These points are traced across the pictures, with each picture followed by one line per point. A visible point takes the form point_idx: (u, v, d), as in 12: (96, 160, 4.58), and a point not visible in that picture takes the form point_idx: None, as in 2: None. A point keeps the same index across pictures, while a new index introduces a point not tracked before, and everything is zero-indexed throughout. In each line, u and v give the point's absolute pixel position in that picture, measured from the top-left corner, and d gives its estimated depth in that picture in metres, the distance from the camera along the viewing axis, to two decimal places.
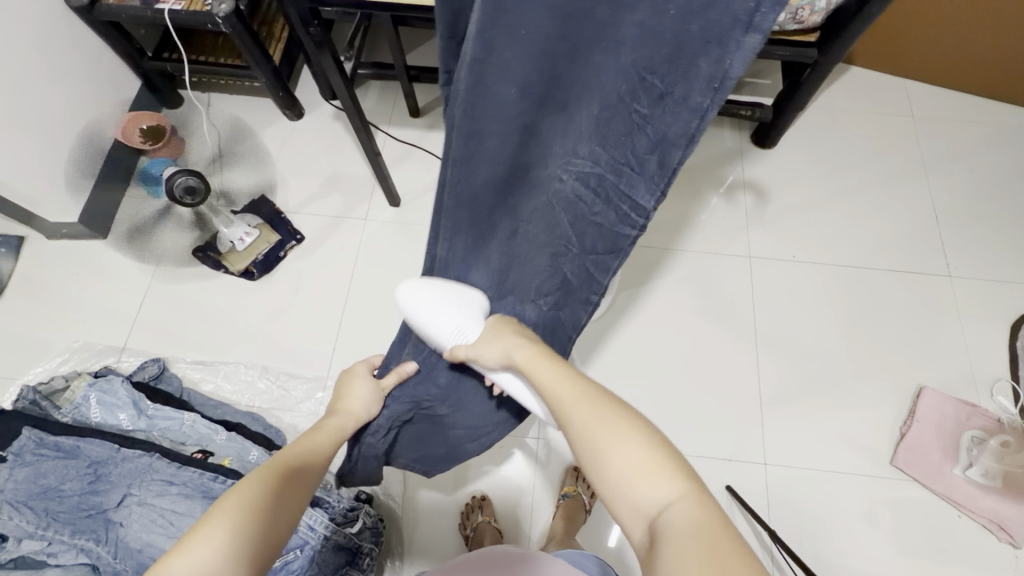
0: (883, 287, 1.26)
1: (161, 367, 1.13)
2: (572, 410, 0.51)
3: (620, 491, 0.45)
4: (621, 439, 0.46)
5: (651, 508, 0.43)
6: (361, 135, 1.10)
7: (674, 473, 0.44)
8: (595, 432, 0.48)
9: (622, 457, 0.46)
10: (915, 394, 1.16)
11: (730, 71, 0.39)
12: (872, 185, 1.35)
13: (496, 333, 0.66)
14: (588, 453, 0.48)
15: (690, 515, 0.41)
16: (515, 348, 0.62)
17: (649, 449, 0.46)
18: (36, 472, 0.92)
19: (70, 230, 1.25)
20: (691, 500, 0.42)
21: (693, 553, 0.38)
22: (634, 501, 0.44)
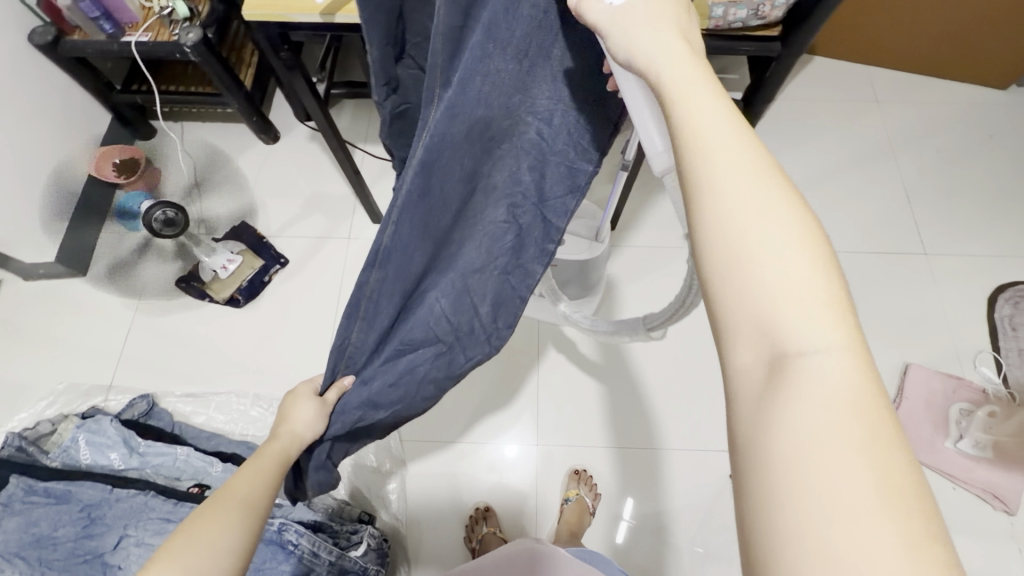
0: (863, 269, 1.29)
1: (150, 403, 1.11)
2: (718, 151, 0.30)
3: (751, 312, 0.28)
4: (773, 217, 0.28)
5: (793, 343, 0.27)
6: (339, 155, 1.10)
7: (843, 313, 0.28)
8: (729, 193, 0.29)
9: (774, 264, 0.28)
10: (902, 372, 1.19)
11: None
12: (844, 170, 1.39)
13: (654, 10, 0.34)
14: (721, 223, 0.29)
15: (850, 379, 0.26)
16: (661, 46, 0.33)
17: (807, 253, 0.28)
18: (28, 521, 0.89)
19: (49, 270, 1.21)
20: (851, 358, 0.27)
21: (847, 437, 0.25)
22: (767, 330, 0.27)
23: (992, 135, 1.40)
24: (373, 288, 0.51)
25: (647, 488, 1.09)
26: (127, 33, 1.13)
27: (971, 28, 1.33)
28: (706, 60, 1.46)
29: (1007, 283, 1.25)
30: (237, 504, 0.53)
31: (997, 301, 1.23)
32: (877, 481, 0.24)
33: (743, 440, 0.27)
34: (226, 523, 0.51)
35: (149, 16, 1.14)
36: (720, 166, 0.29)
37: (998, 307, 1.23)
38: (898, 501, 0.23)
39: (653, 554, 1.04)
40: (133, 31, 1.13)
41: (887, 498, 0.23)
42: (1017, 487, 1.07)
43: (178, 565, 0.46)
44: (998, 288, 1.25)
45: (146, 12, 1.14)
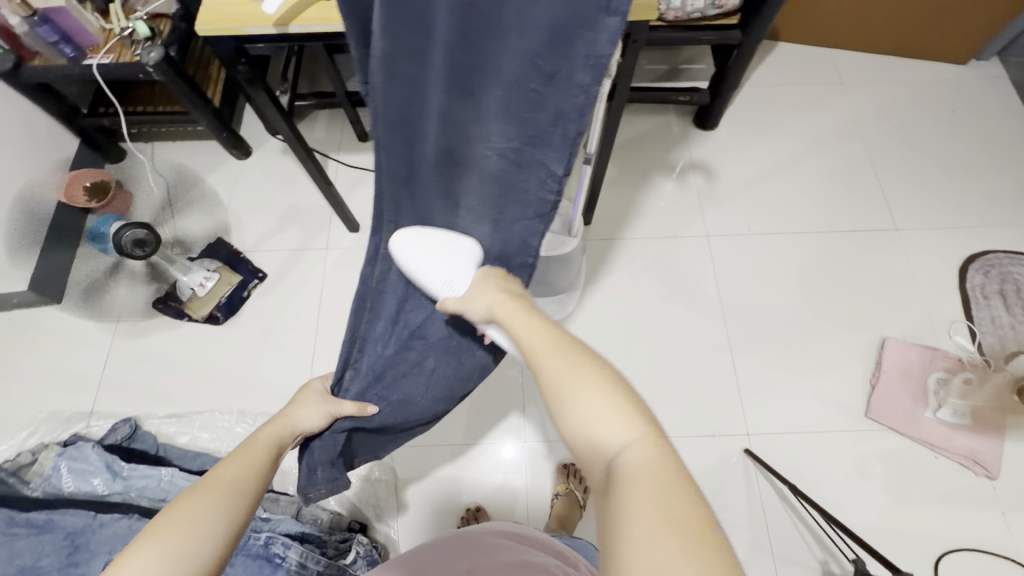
0: (836, 247, 1.30)
1: (133, 426, 1.10)
2: (537, 344, 0.53)
3: (588, 445, 0.44)
4: (590, 389, 0.46)
5: (611, 452, 0.43)
6: (308, 166, 1.09)
7: (638, 423, 0.43)
8: (559, 377, 0.48)
9: (586, 404, 0.45)
10: (879, 347, 1.20)
11: (601, 52, 0.44)
12: (813, 152, 1.41)
13: (481, 284, 0.63)
14: (563, 394, 0.47)
15: (646, 460, 0.41)
16: (495, 299, 0.61)
17: (613, 396, 0.45)
18: (11, 552, 0.88)
19: (21, 299, 1.20)
20: (646, 440, 0.42)
21: (646, 487, 0.38)
22: (592, 442, 0.44)
23: (954, 110, 1.43)
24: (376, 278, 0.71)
25: None
26: (89, 56, 1.13)
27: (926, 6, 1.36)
28: (672, 52, 1.47)
29: (976, 253, 1.27)
30: (224, 487, 0.54)
31: (967, 271, 1.26)
32: (662, 516, 0.36)
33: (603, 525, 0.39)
34: (215, 504, 0.52)
35: (111, 37, 1.13)
36: (552, 358, 0.51)
37: (969, 277, 1.25)
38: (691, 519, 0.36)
39: None
40: (95, 54, 1.12)
41: (672, 527, 0.35)
42: (995, 451, 1.09)
43: (169, 536, 0.48)
44: (968, 258, 1.27)
45: (107, 34, 1.13)
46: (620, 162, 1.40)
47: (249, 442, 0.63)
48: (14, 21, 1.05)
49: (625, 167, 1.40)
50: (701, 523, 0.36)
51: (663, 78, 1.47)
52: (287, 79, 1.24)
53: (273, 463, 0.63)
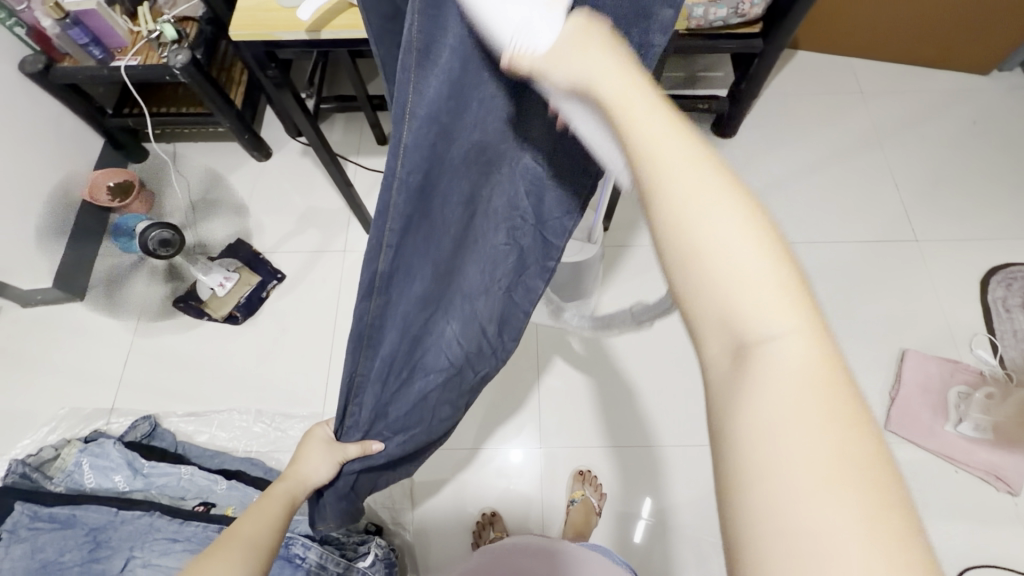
0: (855, 257, 1.30)
1: (152, 424, 1.10)
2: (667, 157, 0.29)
3: (712, 305, 0.28)
4: (731, 226, 0.28)
5: (751, 330, 0.27)
6: (331, 169, 1.11)
7: (794, 299, 0.27)
8: (676, 180, 0.29)
9: (716, 234, 0.28)
10: (899, 358, 1.19)
11: (653, 42, 0.42)
12: (832, 162, 1.40)
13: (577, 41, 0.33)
14: (671, 203, 0.29)
15: (806, 360, 0.26)
16: (603, 68, 0.31)
17: (764, 248, 0.28)
18: (34, 546, 0.89)
19: (45, 296, 1.22)
20: (807, 336, 0.27)
21: (806, 408, 0.25)
22: (725, 318, 0.28)
23: (976, 121, 1.42)
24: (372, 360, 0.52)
25: (651, 484, 1.09)
26: (117, 58, 1.14)
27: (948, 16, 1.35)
28: (691, 59, 1.47)
29: (998, 266, 1.26)
30: (247, 541, 0.58)
31: (989, 284, 1.24)
32: (828, 457, 0.24)
33: (714, 414, 0.28)
34: (233, 562, 0.55)
35: (139, 40, 1.15)
36: (667, 163, 0.29)
37: (990, 289, 1.24)
38: (848, 428, 0.25)
39: (661, 552, 1.04)
40: (123, 56, 1.14)
41: (839, 465, 0.23)
42: (1017, 467, 1.08)
43: None
44: (990, 271, 1.26)
45: (135, 36, 1.15)
46: None
47: (268, 498, 0.67)
48: (47, 23, 1.07)
49: None
50: (881, 470, 0.24)
51: (681, 85, 1.47)
52: (310, 82, 1.25)
53: (287, 521, 0.67)
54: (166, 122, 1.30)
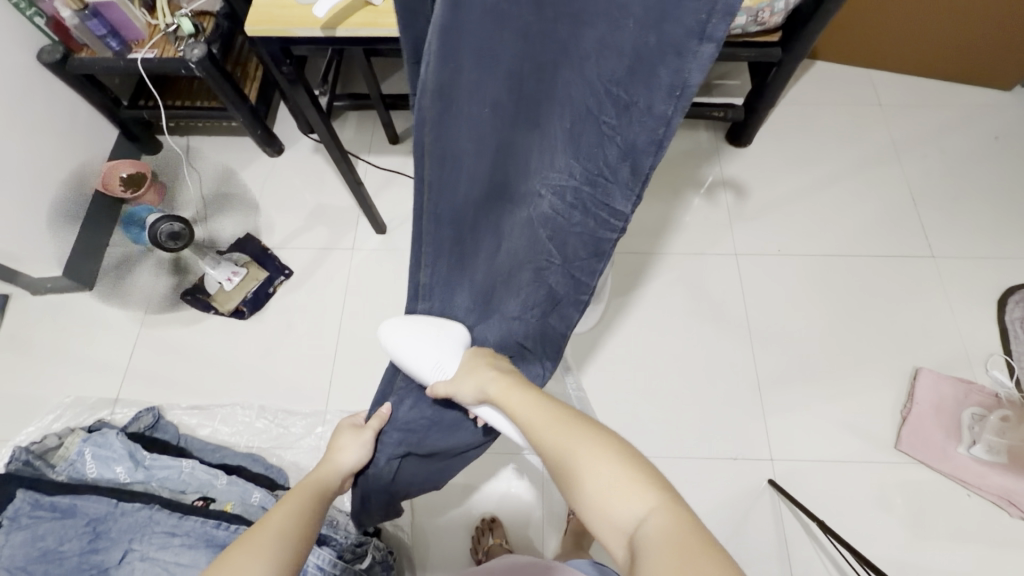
0: (870, 272, 1.28)
1: (156, 416, 1.11)
2: (544, 428, 0.56)
3: (600, 520, 0.47)
4: (594, 460, 0.49)
5: (627, 521, 0.45)
6: (342, 166, 1.10)
7: (642, 488, 0.46)
8: (566, 448, 0.52)
9: (584, 468, 0.49)
10: (911, 377, 1.17)
11: (689, 81, 0.40)
12: (847, 174, 1.38)
13: (471, 366, 0.67)
14: (570, 472, 0.50)
15: (663, 526, 0.42)
16: (483, 377, 0.65)
17: (618, 469, 0.48)
18: (34, 534, 0.90)
19: (55, 284, 1.23)
20: (663, 509, 0.44)
21: (666, 557, 0.39)
22: (608, 516, 0.46)
23: (997, 136, 1.39)
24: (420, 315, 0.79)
25: None
26: (133, 50, 1.15)
27: (971, 29, 1.33)
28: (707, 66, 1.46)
29: (1017, 285, 1.24)
30: (275, 535, 0.56)
31: (1007, 303, 1.22)
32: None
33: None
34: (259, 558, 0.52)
35: (156, 33, 1.15)
36: (563, 440, 0.53)
37: (1008, 309, 1.21)
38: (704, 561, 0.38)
39: None
40: (140, 48, 1.15)
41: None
42: None
43: None
44: (1008, 290, 1.23)
45: (152, 30, 1.15)
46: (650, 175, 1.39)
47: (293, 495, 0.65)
48: (67, 14, 1.07)
49: (655, 181, 1.38)
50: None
51: (696, 92, 1.45)
52: (325, 79, 1.25)
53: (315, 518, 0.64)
54: (179, 115, 1.30)
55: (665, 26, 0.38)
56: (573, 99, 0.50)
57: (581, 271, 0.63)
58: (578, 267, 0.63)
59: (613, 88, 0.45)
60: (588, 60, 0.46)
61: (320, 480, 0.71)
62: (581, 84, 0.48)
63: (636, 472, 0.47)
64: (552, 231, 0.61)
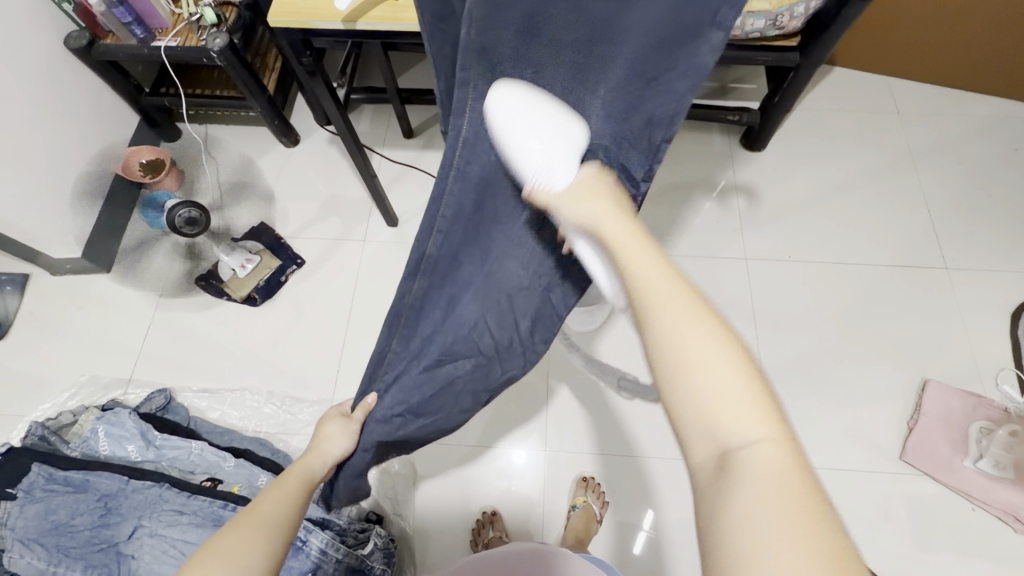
0: (881, 281, 1.27)
1: (167, 397, 1.13)
2: (649, 281, 0.40)
3: (698, 420, 0.35)
4: (711, 347, 0.37)
5: (728, 440, 0.34)
6: (356, 158, 1.12)
7: (765, 413, 0.35)
8: (669, 310, 0.38)
9: (696, 347, 0.37)
10: (920, 388, 1.16)
11: (702, 64, 0.43)
12: (862, 181, 1.37)
13: (593, 187, 0.49)
14: (665, 331, 0.38)
15: (772, 466, 0.33)
16: (607, 213, 0.46)
17: (741, 373, 0.36)
18: (47, 508, 0.92)
19: (74, 265, 1.26)
20: (778, 445, 0.34)
21: (782, 508, 0.30)
22: (710, 427, 0.35)
23: (1017, 148, 1.38)
24: (416, 294, 0.63)
25: (654, 497, 1.08)
26: (157, 38, 1.17)
27: (995, 40, 1.31)
28: (724, 69, 1.45)
29: None
30: (268, 519, 0.57)
31: (1020, 318, 1.20)
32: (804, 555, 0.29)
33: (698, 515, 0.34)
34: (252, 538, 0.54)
35: (179, 22, 1.17)
36: (663, 298, 0.39)
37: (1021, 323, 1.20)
38: (815, 526, 0.30)
39: (660, 565, 1.03)
40: (163, 37, 1.17)
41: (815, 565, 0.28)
42: None
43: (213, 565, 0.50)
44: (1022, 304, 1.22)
45: (176, 18, 1.18)
46: (662, 177, 1.39)
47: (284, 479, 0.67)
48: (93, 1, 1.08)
49: (667, 182, 1.38)
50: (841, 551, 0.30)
51: (712, 95, 1.45)
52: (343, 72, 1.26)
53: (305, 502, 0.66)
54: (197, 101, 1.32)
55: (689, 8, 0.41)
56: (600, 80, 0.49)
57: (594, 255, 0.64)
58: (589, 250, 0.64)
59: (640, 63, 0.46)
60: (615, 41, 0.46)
61: (307, 468, 0.70)
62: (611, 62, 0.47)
63: (752, 384, 0.36)
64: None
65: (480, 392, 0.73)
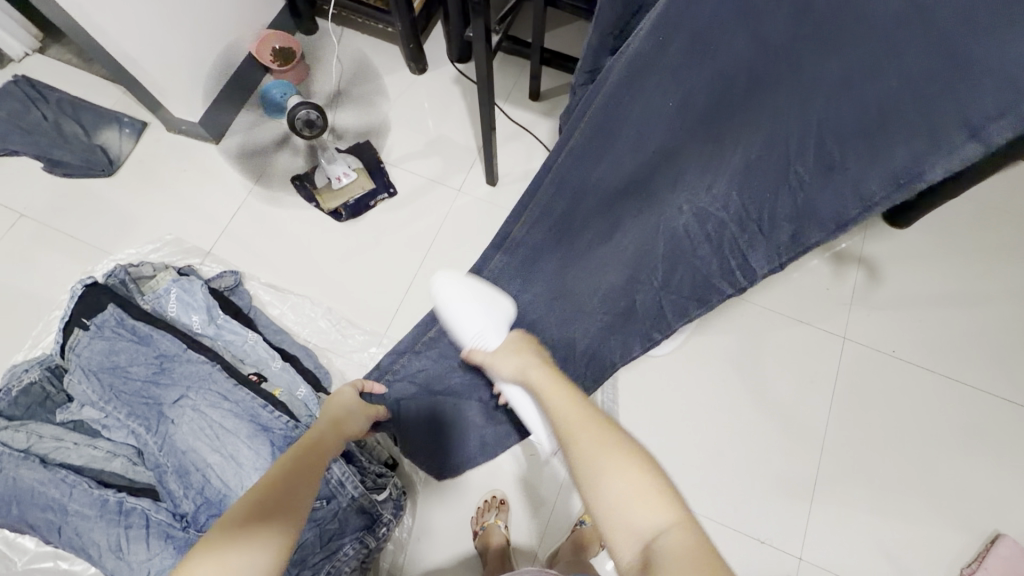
0: (985, 413, 1.13)
1: (236, 280, 1.17)
2: (561, 412, 0.56)
3: (611, 520, 0.47)
4: (622, 468, 0.49)
5: (646, 530, 0.46)
6: (483, 110, 1.06)
7: (671, 505, 0.47)
8: (579, 426, 0.53)
9: (601, 470, 0.49)
10: (988, 540, 1.05)
11: (925, 173, 0.42)
12: (1003, 299, 1.21)
13: (515, 346, 0.70)
14: (582, 468, 0.51)
15: (681, 541, 0.44)
16: (528, 362, 0.66)
17: (645, 477, 0.48)
18: (111, 348, 0.98)
19: (189, 128, 1.30)
20: (682, 526, 0.45)
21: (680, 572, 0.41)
22: (634, 527, 0.46)
23: None
24: (496, 265, 0.81)
25: None
26: None
27: None
28: None
29: None
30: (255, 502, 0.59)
31: None
32: None
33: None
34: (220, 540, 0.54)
35: None
36: (580, 426, 0.53)
37: None
38: None
39: None
40: None
41: None
42: None
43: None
44: None
45: None
46: None
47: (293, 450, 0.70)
48: None
49: None
50: None
51: None
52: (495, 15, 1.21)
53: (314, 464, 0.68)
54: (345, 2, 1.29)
55: (985, 86, 0.37)
56: (763, 134, 0.50)
57: (671, 307, 0.71)
58: (671, 300, 0.70)
59: (847, 136, 0.45)
60: (896, 45, 0.40)
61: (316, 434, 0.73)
62: (801, 116, 0.47)
63: (648, 486, 0.48)
64: (674, 248, 0.65)
65: None
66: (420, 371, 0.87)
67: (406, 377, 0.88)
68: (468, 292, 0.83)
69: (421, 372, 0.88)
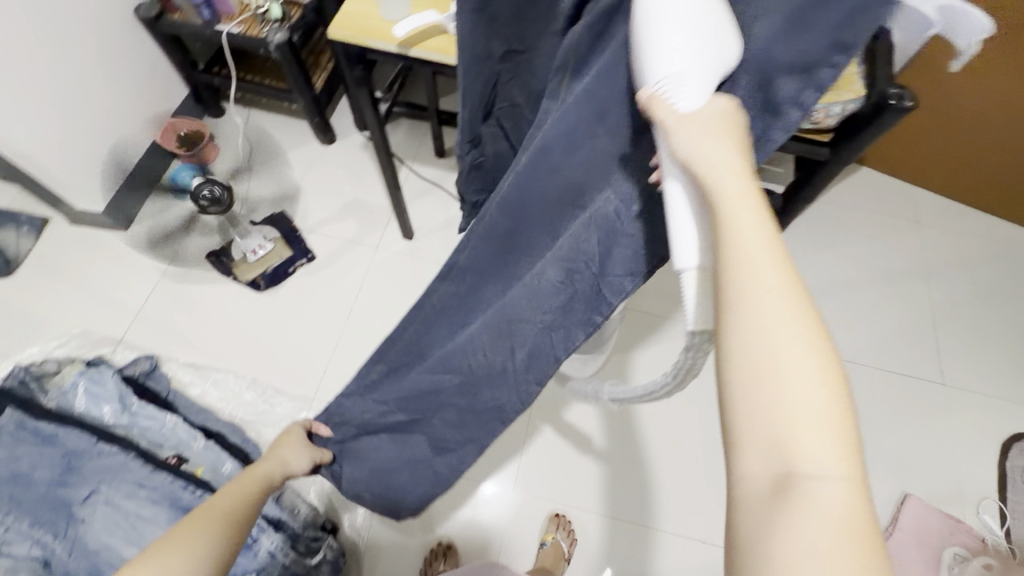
0: (878, 385, 1.25)
1: (152, 364, 1.14)
2: (743, 235, 0.31)
3: (764, 426, 0.29)
4: (807, 366, 0.29)
5: (801, 462, 0.28)
6: (385, 170, 1.13)
7: (853, 455, 0.29)
8: (760, 270, 0.31)
9: (777, 359, 0.29)
10: (898, 503, 1.12)
11: (771, 137, 0.37)
12: (873, 283, 1.38)
13: (704, 123, 0.34)
14: (740, 328, 0.30)
15: (851, 509, 0.28)
16: (715, 144, 0.34)
17: (834, 401, 0.29)
18: (11, 455, 0.92)
19: (94, 219, 1.29)
20: (855, 488, 0.28)
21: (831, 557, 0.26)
22: (781, 448, 0.29)
23: None
24: (438, 296, 0.72)
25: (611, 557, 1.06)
26: (222, 22, 1.23)
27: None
28: None
29: (1021, 433, 1.21)
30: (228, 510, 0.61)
31: (1010, 450, 1.18)
32: None
33: (744, 533, 0.29)
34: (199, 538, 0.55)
35: (245, 11, 1.23)
36: (761, 273, 0.31)
37: (1011, 456, 1.18)
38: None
39: None
40: (228, 22, 1.23)
41: None
42: None
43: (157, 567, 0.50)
44: (1012, 437, 1.20)
45: (242, 6, 1.24)
46: None
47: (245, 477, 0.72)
48: None
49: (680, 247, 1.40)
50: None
51: None
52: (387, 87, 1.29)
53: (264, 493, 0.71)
54: (242, 84, 1.36)
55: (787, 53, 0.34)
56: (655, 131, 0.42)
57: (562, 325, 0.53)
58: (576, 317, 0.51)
59: None
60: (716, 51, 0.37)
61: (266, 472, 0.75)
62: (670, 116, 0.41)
63: (839, 415, 0.29)
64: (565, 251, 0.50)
65: (461, 414, 0.69)
66: (361, 414, 0.85)
67: (348, 421, 0.88)
68: (415, 325, 0.78)
69: (371, 411, 0.84)
